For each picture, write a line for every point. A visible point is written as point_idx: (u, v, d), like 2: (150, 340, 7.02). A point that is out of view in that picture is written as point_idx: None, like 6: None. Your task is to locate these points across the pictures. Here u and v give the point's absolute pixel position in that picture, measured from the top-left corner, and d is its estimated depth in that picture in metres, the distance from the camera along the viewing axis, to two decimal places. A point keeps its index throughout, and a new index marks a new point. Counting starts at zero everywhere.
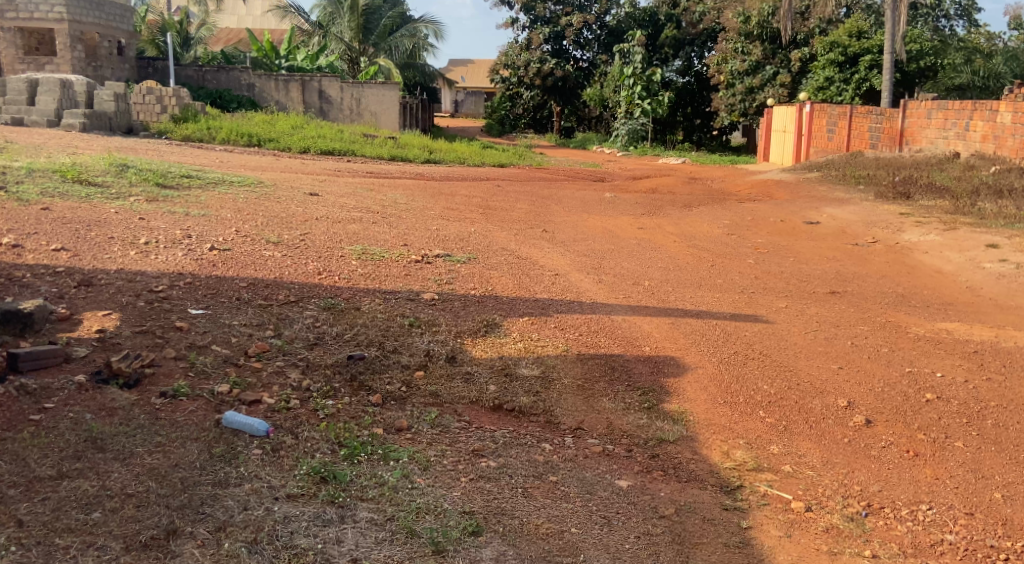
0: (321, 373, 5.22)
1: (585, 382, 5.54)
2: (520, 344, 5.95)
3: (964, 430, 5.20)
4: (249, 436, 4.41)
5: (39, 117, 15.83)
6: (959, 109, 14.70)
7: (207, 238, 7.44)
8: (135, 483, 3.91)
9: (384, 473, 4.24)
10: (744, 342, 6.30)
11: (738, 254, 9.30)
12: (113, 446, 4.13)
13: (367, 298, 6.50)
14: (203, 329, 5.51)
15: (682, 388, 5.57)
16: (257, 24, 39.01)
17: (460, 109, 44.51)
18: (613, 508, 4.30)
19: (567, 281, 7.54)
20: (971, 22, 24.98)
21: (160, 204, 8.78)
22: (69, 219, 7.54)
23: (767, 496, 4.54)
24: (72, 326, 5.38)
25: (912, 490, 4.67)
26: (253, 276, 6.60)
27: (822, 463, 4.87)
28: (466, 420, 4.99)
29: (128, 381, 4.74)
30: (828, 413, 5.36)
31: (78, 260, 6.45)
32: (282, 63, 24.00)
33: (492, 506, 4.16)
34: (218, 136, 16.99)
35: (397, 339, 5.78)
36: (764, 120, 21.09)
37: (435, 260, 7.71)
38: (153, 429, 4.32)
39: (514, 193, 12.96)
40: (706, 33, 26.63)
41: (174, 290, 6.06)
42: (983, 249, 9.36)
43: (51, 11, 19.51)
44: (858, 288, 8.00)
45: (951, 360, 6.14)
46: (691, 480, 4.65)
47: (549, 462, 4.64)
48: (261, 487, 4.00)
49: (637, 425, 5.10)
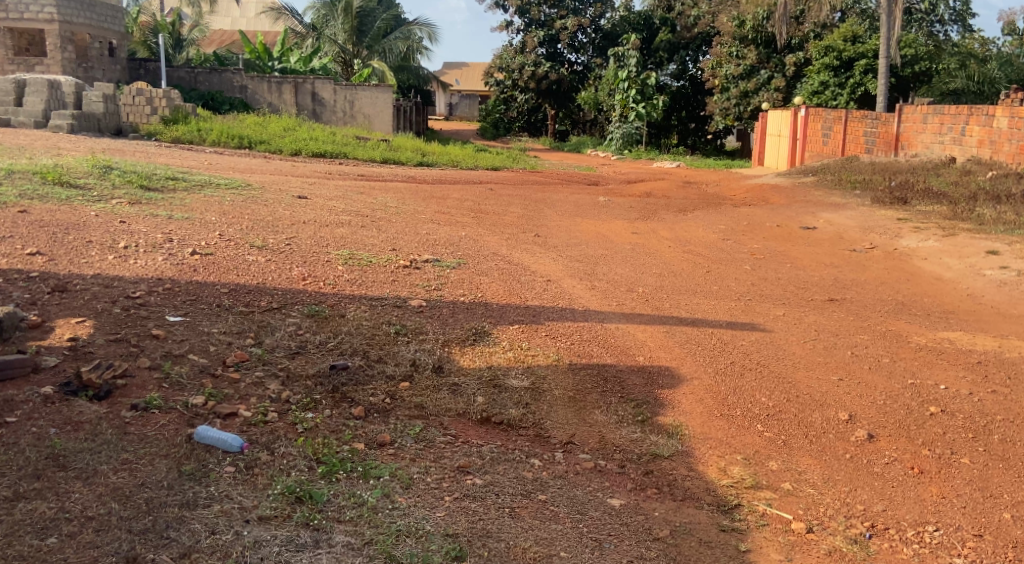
0: (301, 385, 5.00)
1: (577, 393, 5.33)
2: (510, 353, 5.74)
3: (970, 446, 5.00)
4: (221, 453, 4.19)
5: (26, 118, 15.63)
6: (955, 114, 14.52)
7: (189, 242, 7.22)
8: (97, 504, 3.69)
9: (363, 492, 4.02)
10: (741, 351, 6.10)
11: (735, 259, 9.12)
12: (76, 463, 3.92)
13: (352, 305, 6.28)
14: (181, 337, 5.29)
15: (677, 400, 5.36)
16: (250, 26, 38.70)
17: (454, 112, 44.45)
18: (605, 530, 4.09)
19: (558, 287, 7.36)
20: (965, 27, 24.85)
21: (142, 207, 8.53)
22: (46, 222, 7.31)
23: (766, 516, 4.33)
24: (44, 333, 5.17)
25: (917, 510, 4.47)
26: (236, 281, 6.38)
27: (824, 481, 4.66)
28: (452, 434, 4.77)
29: (98, 393, 4.53)
30: (828, 426, 5.16)
31: (54, 264, 6.23)
32: (275, 64, 23.57)
33: (477, 528, 3.94)
34: (208, 138, 16.76)
35: (383, 348, 5.57)
36: (758, 124, 20.90)
37: (424, 265, 7.50)
38: (120, 445, 4.10)
39: (507, 196, 12.79)
40: (701, 37, 26.33)
41: (152, 297, 5.84)
42: (983, 256, 9.18)
43: (42, 11, 19.32)
44: (857, 295, 7.81)
45: (955, 371, 5.95)
46: (687, 499, 4.45)
47: (538, 480, 4.43)
48: (232, 508, 3.78)
49: (630, 440, 4.89)
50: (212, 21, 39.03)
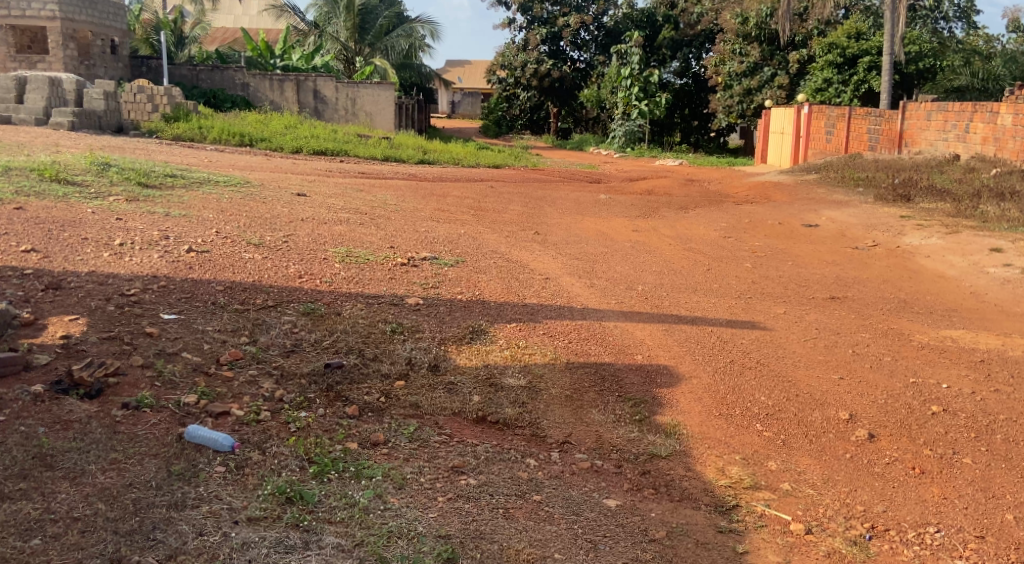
0: (295, 383, 4.95)
1: (574, 392, 5.27)
2: (507, 352, 5.67)
3: (973, 446, 4.93)
4: (212, 452, 4.14)
5: (27, 115, 15.55)
6: (959, 111, 14.42)
7: (186, 239, 7.17)
8: (83, 505, 3.65)
9: (355, 493, 3.97)
10: (740, 350, 6.03)
11: (736, 257, 9.05)
12: (63, 463, 3.87)
13: (349, 303, 6.22)
14: (175, 335, 5.24)
15: (675, 399, 5.29)
16: (252, 24, 38.64)
17: (456, 110, 44.37)
18: (600, 531, 4.03)
19: (557, 285, 7.30)
20: (970, 24, 24.78)
21: (139, 204, 8.47)
22: (43, 219, 7.26)
23: (764, 517, 4.28)
24: (36, 331, 5.11)
25: (918, 511, 4.40)
26: (231, 279, 6.33)
27: (823, 481, 4.60)
28: (447, 433, 4.72)
29: (89, 391, 4.48)
30: (828, 426, 5.09)
31: (48, 261, 6.17)
32: (276, 62, 23.51)
33: (470, 529, 3.88)
34: (209, 136, 16.70)
35: (378, 347, 5.51)
36: (761, 121, 20.79)
37: (422, 263, 7.44)
38: (109, 444, 4.05)
39: (507, 193, 12.73)
40: (705, 34, 26.23)
41: (147, 294, 5.78)
42: (986, 253, 9.11)
43: (43, 9, 19.23)
44: (858, 293, 7.75)
45: (956, 370, 5.88)
46: (684, 500, 4.39)
47: (533, 480, 4.37)
48: (220, 509, 3.73)
49: (627, 439, 4.84)
50: (214, 18, 38.97)
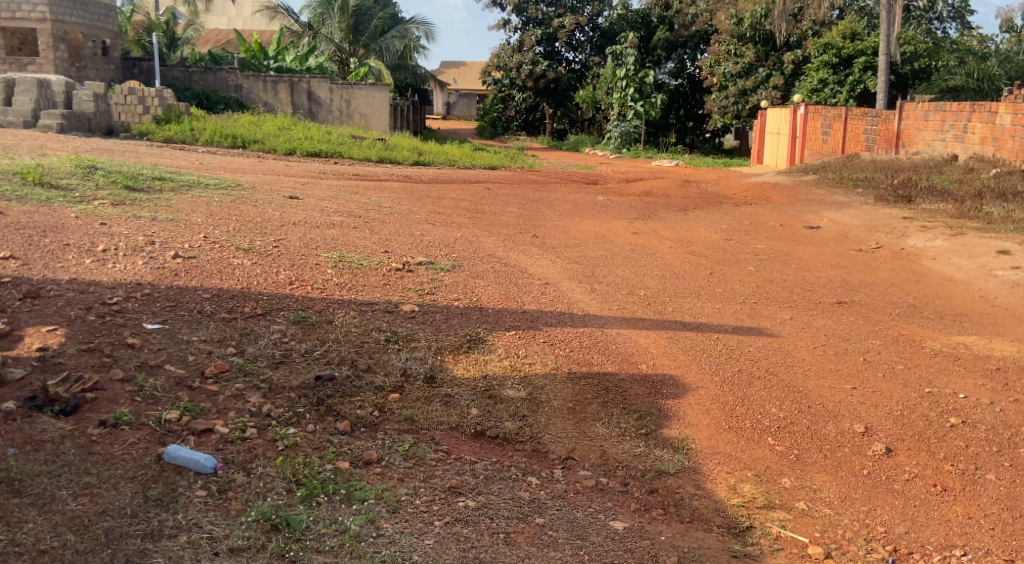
0: (284, 397, 4.68)
1: (577, 404, 5.03)
2: (506, 361, 5.43)
3: (995, 461, 4.70)
4: (193, 474, 3.90)
5: (15, 117, 15.17)
6: (957, 110, 14.20)
7: (172, 245, 6.89)
8: (51, 536, 3.45)
9: (346, 518, 3.76)
10: (749, 358, 5.80)
11: (740, 260, 8.83)
12: (33, 489, 3.65)
13: (341, 311, 5.96)
14: (158, 345, 4.98)
15: (682, 411, 5.06)
16: (245, 26, 38.34)
17: (452, 112, 43.90)
18: (607, 557, 3.80)
19: (557, 290, 7.05)
20: (965, 24, 24.67)
21: (126, 208, 8.21)
22: (24, 224, 6.98)
23: (780, 540, 4.05)
24: (11, 342, 4.84)
25: (942, 532, 4.17)
26: (218, 286, 6.06)
27: (839, 499, 4.37)
28: (444, 450, 4.47)
29: (64, 408, 4.23)
30: (843, 440, 4.86)
31: (28, 268, 5.90)
32: (269, 63, 23.18)
33: (469, 557, 3.67)
34: (200, 138, 16.40)
35: (371, 357, 5.27)
36: (758, 121, 20.56)
37: (416, 268, 7.20)
38: (83, 467, 3.82)
39: (503, 195, 12.46)
40: (699, 35, 26.06)
41: (130, 303, 5.51)
42: (994, 256, 8.89)
43: (34, 10, 18.79)
44: (866, 298, 7.53)
45: (972, 380, 5.64)
46: (695, 521, 4.15)
47: (536, 501, 4.13)
48: (200, 538, 3.54)
49: (634, 455, 4.60)
50: (206, 20, 38.58)
